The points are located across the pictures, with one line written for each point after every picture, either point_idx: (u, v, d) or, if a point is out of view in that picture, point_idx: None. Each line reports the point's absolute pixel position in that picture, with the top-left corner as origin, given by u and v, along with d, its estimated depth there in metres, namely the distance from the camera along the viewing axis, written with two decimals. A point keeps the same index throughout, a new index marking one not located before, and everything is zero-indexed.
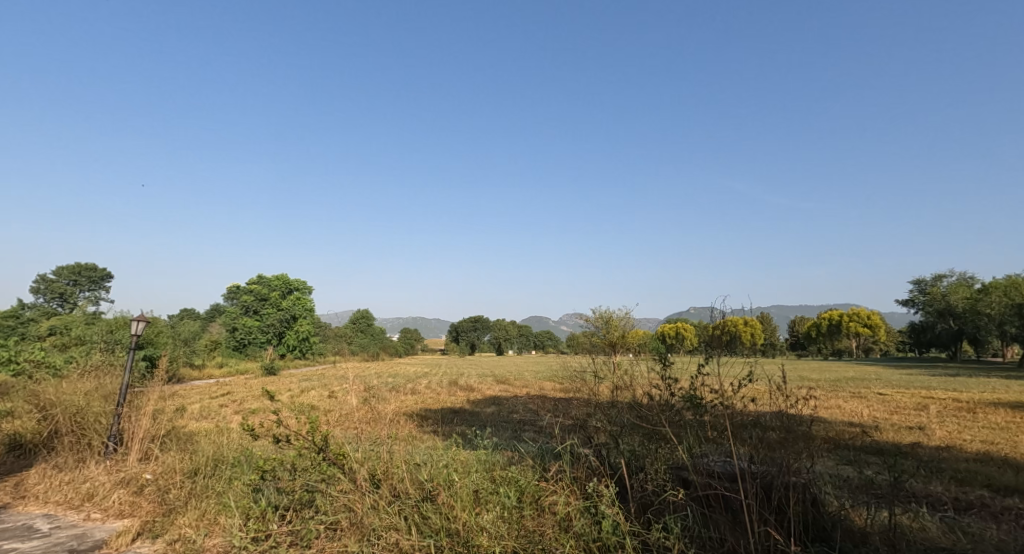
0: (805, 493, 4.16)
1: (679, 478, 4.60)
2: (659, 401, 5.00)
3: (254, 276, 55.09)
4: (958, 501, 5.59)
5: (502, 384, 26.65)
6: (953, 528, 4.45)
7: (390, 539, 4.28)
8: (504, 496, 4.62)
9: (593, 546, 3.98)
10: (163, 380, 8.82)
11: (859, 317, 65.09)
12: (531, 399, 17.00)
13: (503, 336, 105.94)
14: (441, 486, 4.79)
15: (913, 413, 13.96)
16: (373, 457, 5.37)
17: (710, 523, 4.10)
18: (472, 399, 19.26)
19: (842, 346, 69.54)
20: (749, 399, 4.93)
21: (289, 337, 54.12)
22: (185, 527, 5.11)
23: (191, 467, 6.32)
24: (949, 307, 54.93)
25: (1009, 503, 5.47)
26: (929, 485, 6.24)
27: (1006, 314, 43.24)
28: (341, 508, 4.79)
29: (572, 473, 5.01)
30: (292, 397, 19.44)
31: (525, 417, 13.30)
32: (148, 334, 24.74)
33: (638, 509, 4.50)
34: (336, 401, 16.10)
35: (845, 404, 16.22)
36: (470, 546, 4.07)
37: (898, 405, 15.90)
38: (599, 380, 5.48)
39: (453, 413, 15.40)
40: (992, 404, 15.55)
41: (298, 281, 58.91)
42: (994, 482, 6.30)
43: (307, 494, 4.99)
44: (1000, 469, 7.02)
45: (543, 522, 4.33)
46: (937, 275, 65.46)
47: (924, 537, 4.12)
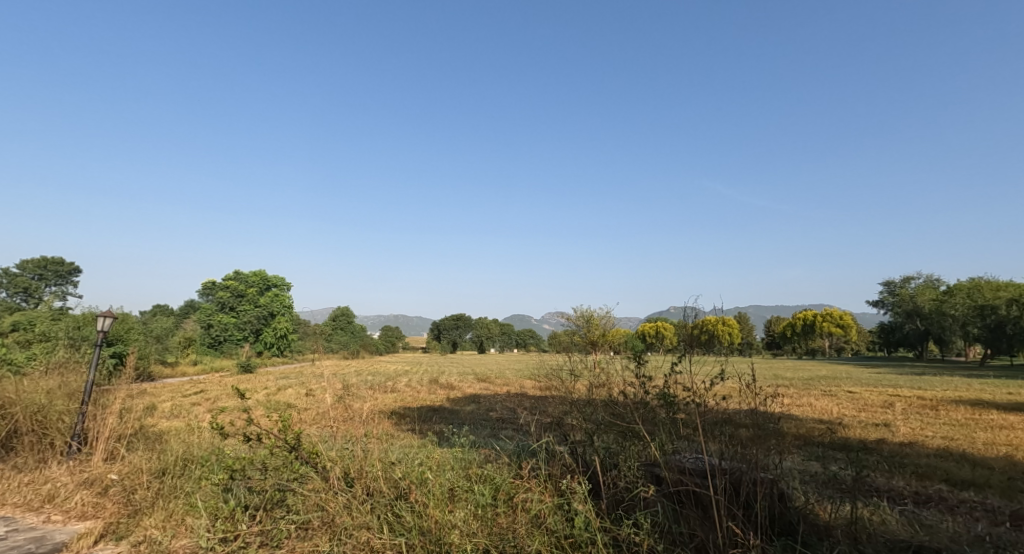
0: (772, 489, 4.25)
1: (652, 475, 4.65)
2: (634, 399, 5.08)
3: (231, 272, 54.11)
4: (918, 495, 5.78)
5: (483, 382, 26.73)
6: (911, 521, 4.59)
7: (361, 538, 4.25)
8: (478, 494, 4.63)
9: (565, 542, 3.99)
10: (132, 378, 8.63)
11: (831, 317, 66.79)
12: (510, 397, 17.09)
13: (486, 335, 106.05)
14: (414, 484, 4.78)
15: (880, 410, 14.43)
16: (347, 456, 5.31)
17: (680, 518, 4.16)
18: (452, 397, 19.18)
19: (815, 346, 71.28)
20: (721, 398, 5.03)
21: (266, 334, 53.20)
22: (151, 528, 5.00)
23: (159, 467, 6.19)
24: (916, 308, 56.78)
25: (965, 497, 5.67)
26: (892, 480, 6.44)
27: (969, 315, 44.97)
28: (313, 507, 4.72)
29: (547, 470, 5.03)
30: (268, 395, 19.17)
31: (504, 416, 13.28)
32: (117, 330, 24.05)
33: (610, 506, 4.54)
34: (313, 399, 15.94)
35: (816, 402, 16.67)
36: (441, 545, 4.06)
37: (866, 403, 16.37)
38: (575, 378, 5.56)
39: (433, 411, 15.39)
40: (953, 402, 16.17)
41: (276, 278, 58.02)
42: (952, 476, 6.54)
43: (278, 493, 4.92)
44: (958, 464, 7.30)
45: (516, 519, 4.35)
46: (906, 276, 67.58)
47: (885, 530, 4.24)
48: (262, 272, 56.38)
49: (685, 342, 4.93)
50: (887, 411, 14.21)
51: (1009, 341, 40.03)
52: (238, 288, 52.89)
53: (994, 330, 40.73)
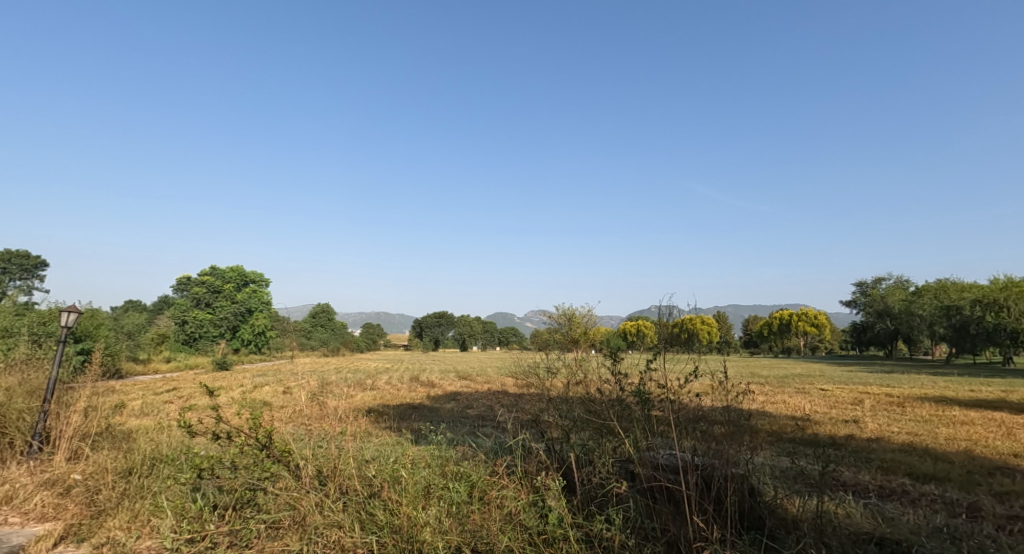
0: (743, 484, 4.33)
1: (626, 471, 4.71)
2: (610, 395, 5.12)
3: (207, 267, 53.01)
4: (882, 488, 5.96)
5: (464, 380, 26.65)
6: (874, 514, 4.72)
7: (331, 537, 4.19)
8: (453, 491, 4.62)
9: (538, 539, 4.00)
10: (98, 375, 8.36)
11: (806, 317, 68.33)
12: (490, 395, 17.12)
13: (468, 333, 105.74)
14: (388, 483, 4.76)
15: (850, 407, 14.81)
16: (321, 454, 5.24)
17: (653, 513, 4.20)
18: (431, 395, 19.12)
19: (791, 345, 72.87)
20: (696, 395, 5.09)
21: (243, 331, 52.20)
22: (115, 530, 4.85)
23: (125, 466, 6.01)
24: (886, 308, 58.45)
25: (925, 490, 5.87)
26: (857, 474, 6.63)
27: (935, 315, 46.49)
28: (284, 506, 4.63)
29: (523, 467, 5.03)
30: (244, 393, 18.83)
31: (483, 413, 13.25)
32: (85, 326, 23.31)
33: (584, 502, 4.57)
34: (289, 397, 15.69)
35: (790, 399, 17.04)
36: (413, 542, 4.02)
37: (837, 400, 16.80)
38: (552, 375, 5.62)
39: (412, 408, 15.33)
40: (919, 399, 16.71)
41: (253, 273, 57.00)
42: (915, 470, 6.76)
43: (248, 492, 4.81)
44: (921, 458, 7.55)
45: (490, 515, 4.35)
46: (877, 277, 69.54)
47: (850, 523, 4.35)
48: (239, 268, 55.28)
49: (663, 340, 4.99)
50: (857, 408, 14.61)
51: (972, 341, 41.51)
52: (214, 284, 51.62)
53: (958, 330, 42.18)
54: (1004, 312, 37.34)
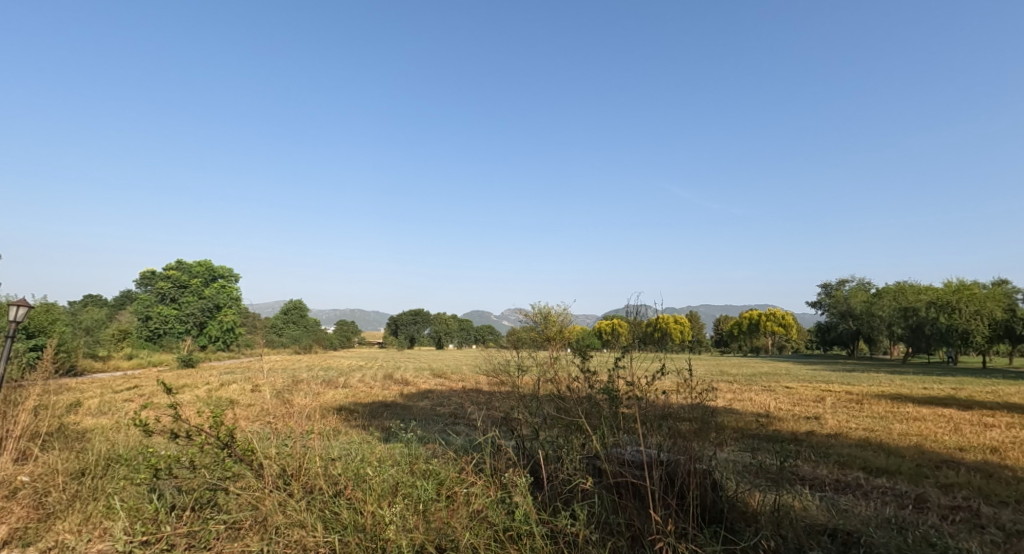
0: (705, 479, 4.44)
1: (593, 467, 4.74)
2: (578, 393, 5.16)
3: (173, 262, 51.45)
4: (838, 482, 6.20)
5: (439, 377, 26.48)
6: (829, 506, 4.91)
7: (293, 537, 4.09)
8: (421, 488, 4.61)
9: (504, 535, 4.01)
10: (49, 372, 8.00)
11: (773, 317, 70.31)
12: (463, 393, 17.08)
13: (444, 331, 105.17)
14: (353, 483, 4.74)
15: (811, 404, 15.35)
16: (285, 453, 5.15)
17: (618, 508, 4.27)
18: (404, 393, 18.94)
19: (759, 343, 74.98)
20: (662, 392, 5.19)
21: (210, 328, 50.77)
22: (64, 532, 4.63)
23: (78, 467, 5.79)
24: (849, 309, 60.73)
25: (879, 483, 6.11)
26: (816, 469, 6.86)
27: (894, 316, 48.50)
28: (245, 506, 4.50)
29: (492, 464, 5.04)
30: (210, 391, 18.30)
31: (456, 411, 13.18)
32: (40, 321, 22.28)
33: (550, 498, 4.60)
34: (257, 395, 15.34)
35: (755, 396, 17.52)
36: (377, 541, 3.99)
37: (801, 397, 17.37)
38: (522, 373, 5.68)
39: (384, 406, 15.16)
40: (876, 396, 17.43)
41: (221, 269, 55.50)
42: (870, 465, 7.03)
43: (208, 492, 4.70)
44: (875, 452, 7.88)
45: (457, 512, 4.33)
46: (841, 279, 72.12)
47: (806, 515, 4.51)
48: (207, 263, 53.77)
49: (637, 339, 5.15)
50: (818, 405, 15.08)
51: (927, 340, 43.39)
52: (180, 278, 49.90)
53: (914, 330, 44.03)
54: (956, 313, 39.22)
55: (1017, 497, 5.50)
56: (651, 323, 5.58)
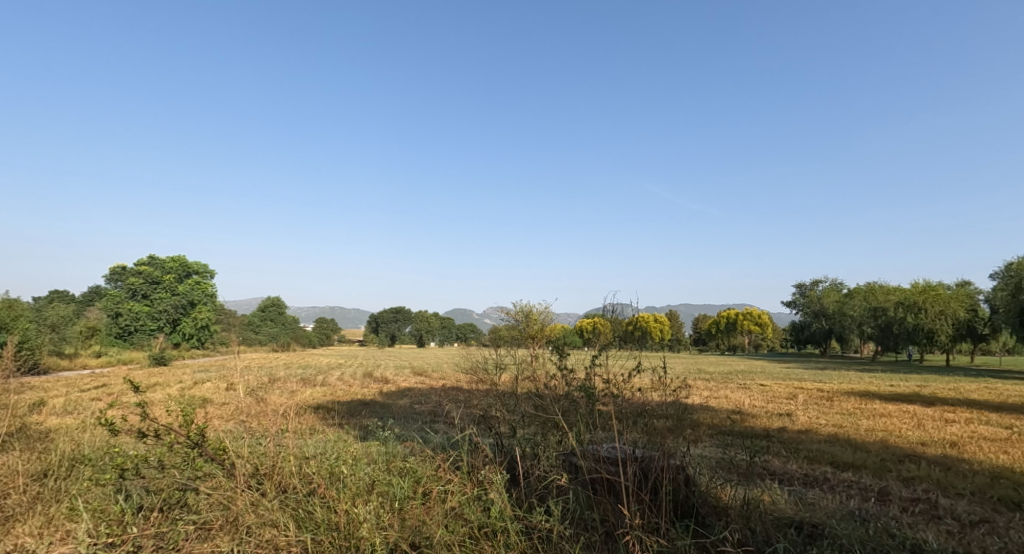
0: (678, 475, 4.52)
1: (569, 464, 4.79)
2: (555, 391, 5.21)
3: (145, 257, 50.23)
4: (807, 476, 6.36)
5: (419, 376, 26.40)
6: (797, 500, 5.03)
7: (264, 537, 4.02)
8: (396, 487, 4.59)
9: (478, 532, 4.02)
10: (11, 370, 7.72)
11: (749, 316, 71.65)
12: (443, 391, 17.02)
13: (426, 329, 104.62)
14: (328, 482, 4.69)
15: (784, 401, 15.74)
16: (258, 453, 5.07)
17: (593, 504, 4.31)
18: (383, 391, 18.84)
19: (735, 342, 76.40)
20: (637, 389, 5.26)
21: (184, 325, 49.69)
22: (24, 536, 4.47)
23: (39, 468, 5.60)
24: (822, 309, 62.29)
25: (846, 477, 6.28)
26: (786, 463, 7.04)
27: (864, 315, 49.95)
28: (216, 505, 4.41)
29: (469, 461, 5.04)
30: (183, 390, 17.89)
31: (435, 409, 13.14)
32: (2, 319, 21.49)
33: (526, 494, 4.63)
34: (232, 394, 15.06)
35: (731, 394, 17.86)
36: (350, 539, 3.96)
37: (774, 394, 17.79)
38: (500, 371, 5.72)
39: (363, 404, 15.05)
40: (846, 393, 17.93)
41: (195, 264, 54.24)
42: (838, 459, 7.24)
43: (177, 493, 4.57)
44: (843, 448, 8.11)
45: (433, 509, 4.32)
46: (815, 280, 73.91)
47: (774, 509, 4.62)
48: (181, 258, 52.59)
49: (618, 336, 5.38)
50: (791, 402, 15.45)
51: (895, 340, 44.67)
52: (152, 274, 48.57)
53: (883, 330, 45.29)
54: (922, 313, 40.51)
55: (973, 489, 5.74)
56: (630, 322, 5.66)
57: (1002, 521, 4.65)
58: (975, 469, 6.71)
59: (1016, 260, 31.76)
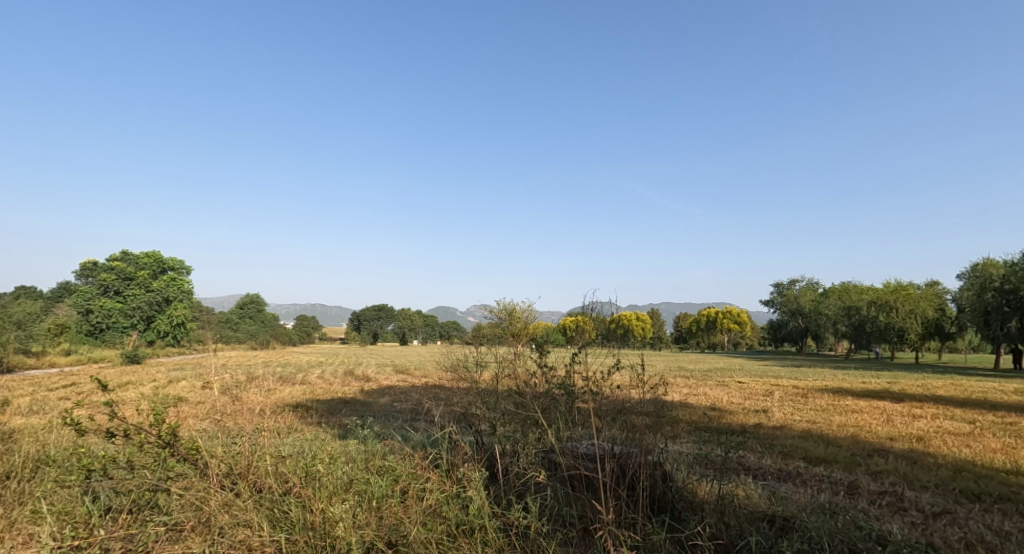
0: (655, 471, 4.58)
1: (548, 461, 4.82)
2: (534, 390, 5.22)
3: (118, 252, 48.99)
4: (782, 471, 6.48)
5: (401, 374, 26.25)
6: (772, 494, 5.12)
7: (237, 537, 3.94)
8: (374, 485, 4.56)
9: (457, 530, 4.02)
10: None
11: (729, 315, 72.89)
12: (425, 389, 16.97)
13: (409, 326, 104.06)
14: (304, 481, 4.64)
15: (761, 398, 16.04)
16: (232, 454, 4.99)
17: (572, 500, 4.34)
18: (364, 389, 18.70)
19: (715, 340, 77.66)
20: (615, 387, 5.30)
21: (159, 322, 48.60)
22: None
23: (2, 470, 5.42)
24: (798, 307, 63.74)
25: (819, 472, 6.43)
26: (761, 459, 7.19)
27: (838, 314, 51.27)
28: (187, 506, 4.32)
29: (449, 459, 5.02)
30: (157, 388, 17.50)
31: (416, 407, 13.10)
32: None
33: (504, 491, 4.65)
34: (208, 392, 14.76)
35: (710, 391, 18.17)
36: (325, 539, 3.91)
37: (751, 391, 18.16)
38: (480, 369, 5.71)
39: (343, 402, 14.89)
40: (820, 390, 18.37)
41: (171, 260, 53.14)
42: (811, 454, 7.41)
43: (148, 494, 4.46)
44: (815, 443, 8.29)
45: (411, 507, 4.31)
46: (792, 279, 75.56)
47: (748, 504, 4.70)
48: (155, 254, 51.42)
49: (600, 335, 5.26)
50: (767, 399, 15.78)
51: (867, 338, 45.94)
52: (126, 270, 47.37)
53: (857, 329, 46.53)
54: (893, 312, 41.69)
55: (937, 482, 5.93)
56: (612, 320, 5.65)
57: (963, 511, 4.83)
58: (940, 462, 6.94)
59: (982, 262, 32.88)
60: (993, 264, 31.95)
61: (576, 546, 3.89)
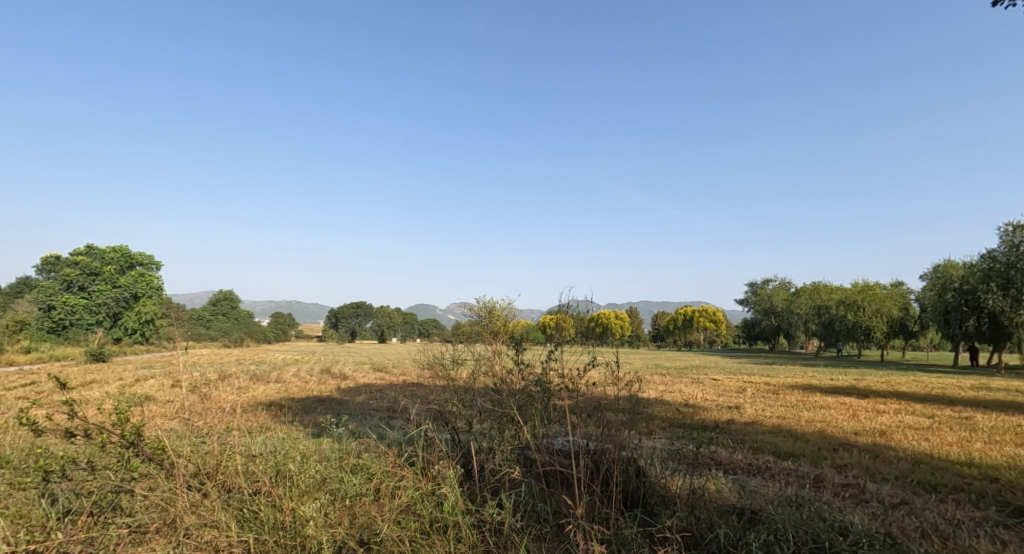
0: (629, 466, 4.63)
1: (524, 457, 4.84)
2: (510, 386, 5.21)
3: (84, 246, 47.53)
4: (752, 466, 6.63)
5: (378, 372, 25.98)
6: (741, 488, 5.23)
7: (204, 538, 3.85)
8: (347, 484, 4.50)
9: (430, 527, 4.00)
10: None
11: (705, 313, 74.26)
12: (403, 387, 16.84)
13: (388, 324, 103.15)
14: (275, 481, 4.55)
15: (734, 394, 16.40)
16: (200, 454, 4.86)
17: (546, 496, 4.37)
18: (341, 387, 18.43)
19: (691, 338, 78.98)
20: (590, 384, 5.34)
21: (127, 319, 47.19)
22: None
23: None
24: (771, 306, 65.30)
25: (787, 466, 6.59)
26: (733, 454, 7.33)
27: (809, 313, 52.72)
28: (153, 507, 4.20)
29: (424, 457, 4.98)
30: (125, 387, 17.00)
31: (393, 405, 12.98)
32: None
33: (479, 488, 4.65)
34: (177, 391, 14.38)
35: (685, 388, 18.49)
36: (295, 539, 3.84)
37: (725, 388, 18.56)
38: (456, 366, 5.67)
39: (319, 401, 14.68)
40: (791, 386, 18.86)
41: (139, 255, 51.76)
42: (780, 449, 7.59)
43: (111, 495, 4.31)
44: (785, 438, 8.50)
45: (385, 505, 4.25)
46: (765, 279, 77.38)
47: (718, 497, 4.80)
48: (123, 248, 50.03)
49: (580, 333, 5.32)
50: (740, 396, 16.13)
51: (836, 336, 47.37)
52: (91, 265, 45.89)
53: (826, 327, 47.88)
54: (861, 311, 43.02)
55: (897, 474, 6.15)
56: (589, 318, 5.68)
57: (919, 502, 5.01)
58: (900, 455, 7.20)
59: (943, 263, 34.21)
60: (954, 266, 33.25)
61: (550, 541, 3.91)
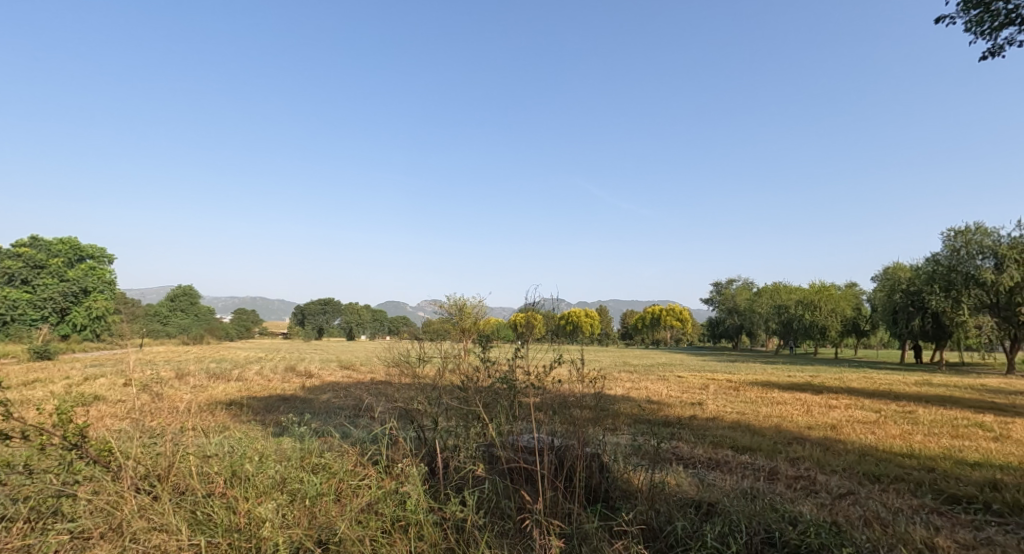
0: (592, 462, 4.69)
1: (489, 454, 4.85)
2: (475, 384, 5.19)
3: (28, 238, 45.18)
4: (711, 459, 6.82)
5: (345, 369, 25.46)
6: (700, 482, 5.36)
7: (152, 541, 3.70)
8: (305, 484, 4.40)
9: (391, 525, 3.96)
10: None
11: (671, 312, 75.83)
12: (370, 385, 16.56)
13: (355, 321, 101.31)
14: (231, 482, 4.42)
15: (697, 391, 16.85)
16: (151, 455, 4.66)
17: (510, 492, 4.40)
18: (304, 386, 17.98)
19: (659, 337, 80.38)
20: (555, 382, 5.35)
21: (75, 315, 44.65)
22: None
23: None
24: (735, 305, 67.24)
25: (744, 459, 6.80)
26: (693, 448, 7.53)
27: (769, 312, 54.52)
28: (97, 511, 4.00)
29: (388, 455, 4.92)
30: (73, 385, 16.15)
31: (358, 404, 12.72)
32: None
33: (443, 485, 4.63)
34: (129, 391, 13.73)
35: (650, 385, 18.86)
36: (250, 539, 3.73)
37: (688, 385, 19.02)
38: (422, 363, 5.60)
39: (283, 400, 14.26)
40: (752, 383, 19.45)
41: (89, 247, 49.36)
42: (739, 444, 7.81)
43: (51, 499, 4.09)
44: (743, 433, 8.78)
45: (345, 505, 4.18)
46: (729, 279, 79.67)
47: (677, 490, 4.92)
48: (72, 240, 47.64)
49: (548, 331, 5.27)
50: (702, 392, 16.55)
51: (795, 335, 49.11)
52: (35, 257, 43.88)
53: (786, 326, 49.63)
54: (818, 310, 44.73)
55: (845, 466, 6.43)
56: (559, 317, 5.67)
57: (864, 492, 5.26)
58: (849, 448, 7.53)
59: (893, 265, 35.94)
60: (902, 268, 34.97)
61: (512, 537, 3.94)
